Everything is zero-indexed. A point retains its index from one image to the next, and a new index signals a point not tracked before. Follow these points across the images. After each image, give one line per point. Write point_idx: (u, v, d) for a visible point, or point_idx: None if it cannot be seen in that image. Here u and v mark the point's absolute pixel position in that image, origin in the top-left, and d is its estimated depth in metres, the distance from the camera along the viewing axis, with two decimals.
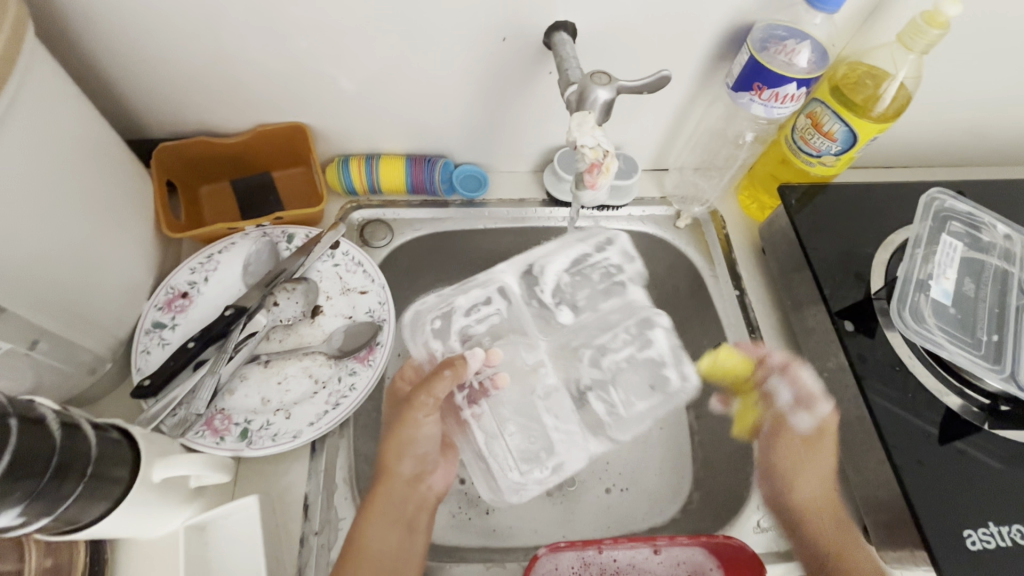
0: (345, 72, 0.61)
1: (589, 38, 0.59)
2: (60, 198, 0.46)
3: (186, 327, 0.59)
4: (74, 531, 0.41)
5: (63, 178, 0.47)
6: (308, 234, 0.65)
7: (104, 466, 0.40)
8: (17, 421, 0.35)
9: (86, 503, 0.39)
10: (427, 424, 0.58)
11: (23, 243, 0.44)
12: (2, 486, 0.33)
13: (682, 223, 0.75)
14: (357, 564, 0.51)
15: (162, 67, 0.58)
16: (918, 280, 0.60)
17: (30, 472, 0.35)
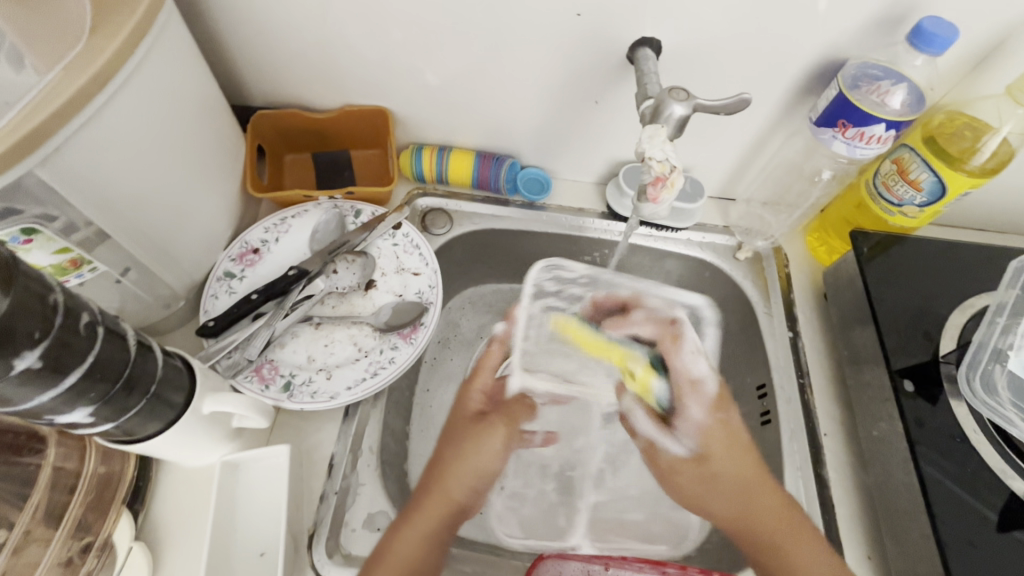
0: (432, 66, 0.64)
1: (674, 58, 0.59)
2: (169, 145, 0.52)
3: (253, 280, 0.63)
4: (129, 442, 0.45)
5: (174, 128, 0.52)
6: (374, 212, 0.68)
7: (164, 390, 0.44)
8: (104, 330, 0.39)
9: (142, 419, 0.43)
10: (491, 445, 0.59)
11: (133, 179, 0.49)
12: (82, 385, 0.37)
13: (742, 255, 0.73)
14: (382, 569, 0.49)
15: (272, 43, 0.63)
16: (997, 349, 0.56)
17: (106, 378, 0.38)
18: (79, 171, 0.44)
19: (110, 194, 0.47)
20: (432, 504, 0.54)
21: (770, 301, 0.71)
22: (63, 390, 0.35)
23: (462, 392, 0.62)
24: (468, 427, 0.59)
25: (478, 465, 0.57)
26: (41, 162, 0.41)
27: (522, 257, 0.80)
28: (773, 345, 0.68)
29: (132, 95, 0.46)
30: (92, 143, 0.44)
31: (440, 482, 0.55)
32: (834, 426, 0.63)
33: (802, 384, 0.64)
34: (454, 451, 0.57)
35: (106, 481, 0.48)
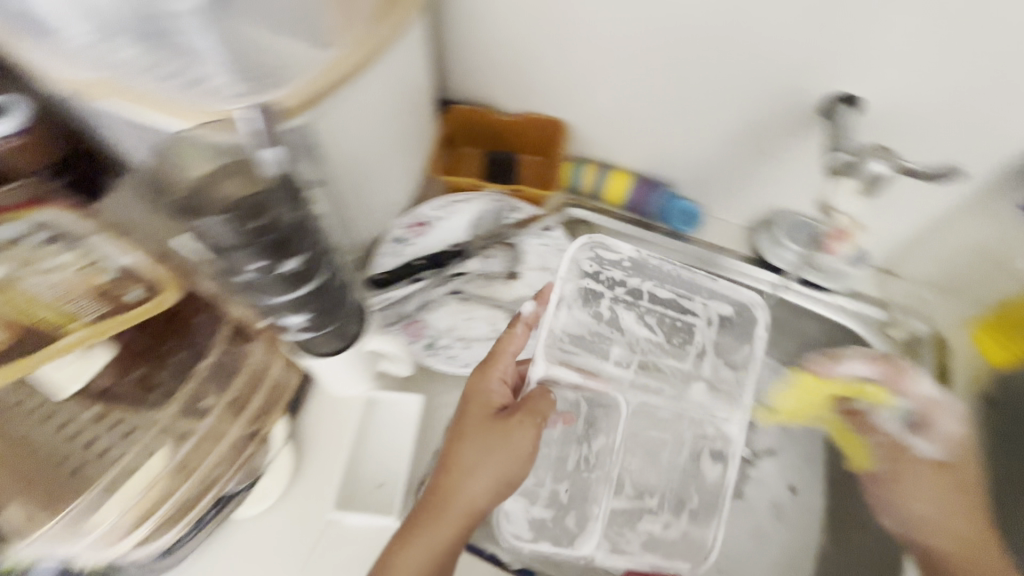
0: (625, 90, 0.68)
1: (874, 117, 0.58)
2: (392, 121, 0.60)
3: (416, 250, 0.69)
4: (311, 354, 0.53)
5: (399, 107, 0.60)
6: (532, 212, 0.73)
7: (347, 322, 0.51)
8: (331, 262, 0.45)
9: (326, 340, 0.50)
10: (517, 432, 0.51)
11: (364, 143, 0.57)
12: (309, 300, 0.44)
13: (896, 333, 0.70)
14: None
15: (478, 48, 0.70)
16: None
17: (324, 300, 0.45)
18: (333, 131, 0.52)
19: (344, 152, 0.55)
20: (447, 515, 0.48)
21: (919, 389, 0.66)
22: (294, 300, 0.43)
23: (481, 378, 0.55)
24: (484, 430, 0.50)
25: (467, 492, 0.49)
26: (314, 120, 0.50)
27: None
28: None
29: (384, 77, 0.55)
30: (348, 111, 0.52)
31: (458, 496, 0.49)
32: None
33: None
34: (442, 487, 0.49)
35: (276, 391, 0.56)
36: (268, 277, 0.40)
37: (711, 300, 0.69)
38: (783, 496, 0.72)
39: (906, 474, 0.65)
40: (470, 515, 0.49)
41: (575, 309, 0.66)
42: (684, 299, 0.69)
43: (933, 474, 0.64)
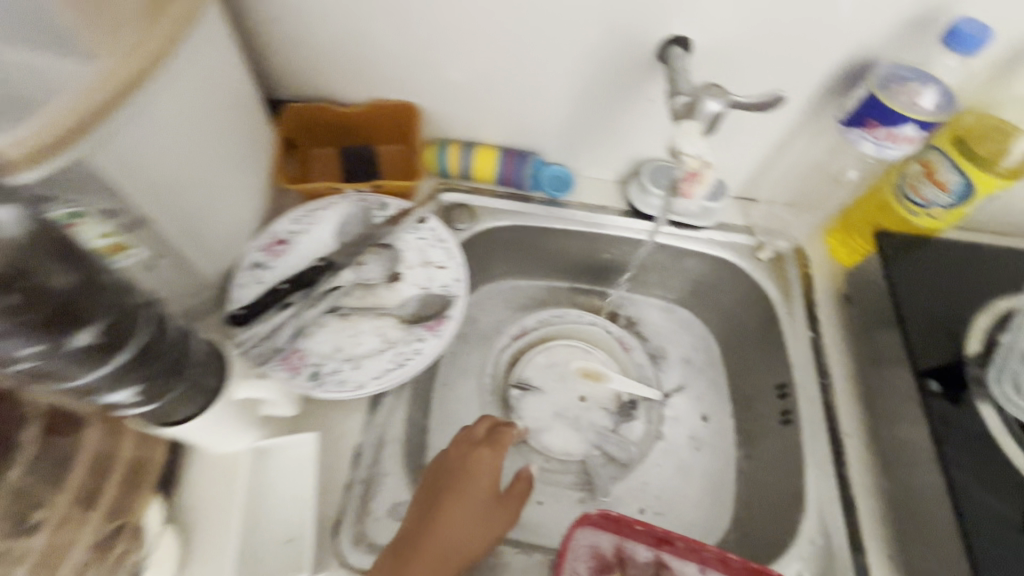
0: (466, 56, 0.65)
1: (705, 55, 0.58)
2: (205, 130, 0.53)
3: (280, 270, 0.63)
4: (169, 425, 0.46)
5: (207, 114, 0.53)
6: (400, 206, 0.69)
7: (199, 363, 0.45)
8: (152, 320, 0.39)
9: (180, 397, 0.44)
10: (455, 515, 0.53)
11: (175, 162, 0.50)
12: (131, 367, 0.38)
13: (762, 255, 0.74)
14: (463, 509, 0.54)
15: (302, 37, 0.64)
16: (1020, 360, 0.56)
17: (155, 361, 0.40)
18: (129, 155, 0.45)
19: (145, 177, 0.47)
20: (458, 522, 0.53)
21: (791, 302, 0.72)
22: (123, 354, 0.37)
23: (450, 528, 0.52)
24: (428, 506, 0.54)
25: (466, 513, 0.54)
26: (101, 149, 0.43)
27: (544, 253, 0.83)
28: (794, 347, 0.69)
29: (178, 83, 0.48)
30: (141, 128, 0.45)
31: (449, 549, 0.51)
32: (857, 427, 0.63)
33: (823, 384, 0.65)
34: (455, 520, 0.53)
35: (142, 467, 0.48)
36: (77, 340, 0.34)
37: (411, 275, 0.65)
38: (697, 425, 0.77)
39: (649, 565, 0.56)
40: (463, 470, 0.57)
41: (323, 328, 0.61)
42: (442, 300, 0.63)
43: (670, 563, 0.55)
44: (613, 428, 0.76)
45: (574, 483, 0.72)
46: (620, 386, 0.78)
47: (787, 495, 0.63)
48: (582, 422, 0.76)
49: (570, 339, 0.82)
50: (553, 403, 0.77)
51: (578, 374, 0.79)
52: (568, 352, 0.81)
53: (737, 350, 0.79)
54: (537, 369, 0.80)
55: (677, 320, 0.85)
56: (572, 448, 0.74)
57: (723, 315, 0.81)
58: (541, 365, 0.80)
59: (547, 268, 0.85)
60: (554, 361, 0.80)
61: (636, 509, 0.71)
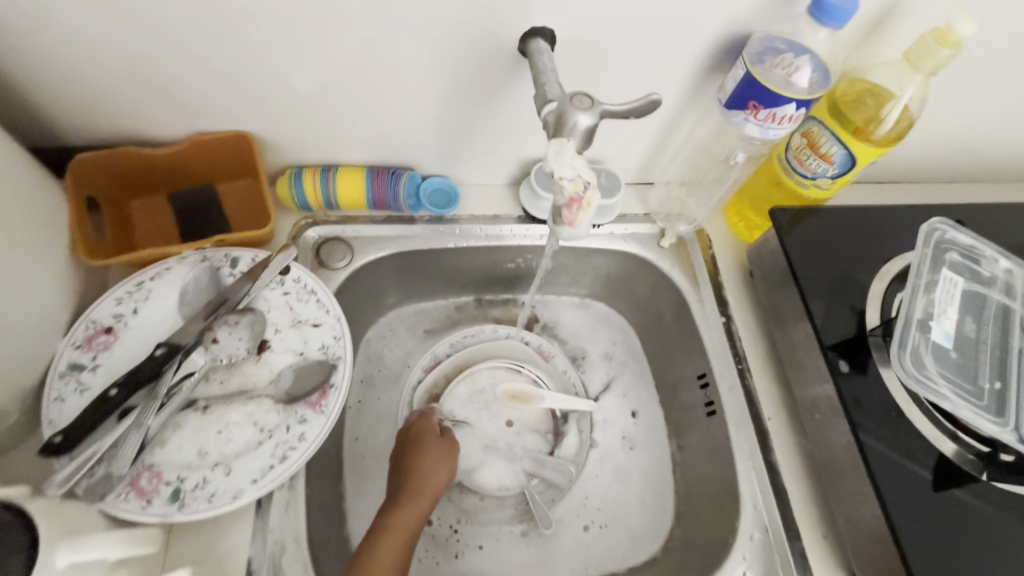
0: (298, 70, 0.54)
1: (569, 46, 0.53)
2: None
3: (111, 368, 0.51)
4: None
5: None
6: (254, 257, 0.58)
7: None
8: None
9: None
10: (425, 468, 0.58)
11: None
12: None
13: (666, 242, 0.71)
14: (429, 464, 0.59)
15: (79, 69, 0.51)
16: (919, 321, 0.53)
17: None
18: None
19: None
20: (426, 470, 0.57)
21: (701, 288, 0.70)
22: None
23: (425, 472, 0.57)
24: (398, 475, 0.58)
25: (435, 470, 0.58)
26: None
27: (441, 274, 0.75)
28: (709, 334, 0.67)
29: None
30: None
31: (424, 479, 0.57)
32: (777, 408, 0.63)
33: (741, 370, 0.64)
34: (425, 458, 0.59)
35: None
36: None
37: (282, 342, 0.55)
38: (628, 423, 0.75)
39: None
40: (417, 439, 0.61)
41: (179, 431, 0.50)
42: (322, 366, 0.53)
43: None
44: (544, 445, 0.72)
45: (516, 511, 0.69)
46: (551, 403, 0.74)
47: (723, 489, 0.62)
48: (514, 450, 0.71)
49: (489, 361, 0.76)
50: (480, 435, 0.72)
51: (505, 398, 0.74)
52: (489, 376, 0.75)
53: (657, 340, 0.76)
54: (458, 400, 0.73)
55: (593, 316, 0.82)
56: (506, 477, 0.70)
57: (638, 306, 0.78)
58: (462, 396, 0.73)
59: (449, 287, 0.78)
60: (476, 388, 0.74)
61: (581, 529, 0.68)
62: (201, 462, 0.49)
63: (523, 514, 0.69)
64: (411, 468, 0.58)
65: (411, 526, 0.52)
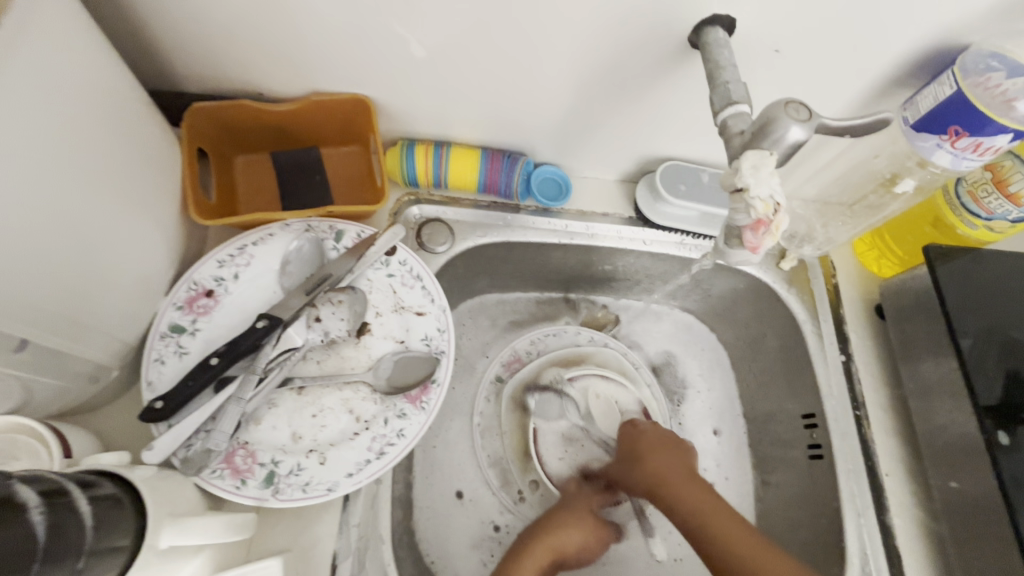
0: (433, 38, 0.49)
1: (743, 41, 0.46)
2: (59, 155, 0.35)
3: (210, 335, 0.49)
4: None
5: (60, 124, 0.35)
6: (360, 233, 0.54)
7: (106, 510, 0.33)
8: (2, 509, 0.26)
9: (85, 573, 0.30)
10: (578, 531, 0.57)
11: (10, 215, 0.32)
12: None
13: (786, 264, 0.65)
14: (573, 525, 0.58)
15: (203, 17, 0.47)
16: None
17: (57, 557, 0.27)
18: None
19: None
20: (569, 528, 0.57)
21: (820, 319, 0.63)
22: (32, 544, 0.26)
23: (570, 530, 0.57)
24: (561, 512, 0.59)
25: (579, 538, 0.57)
26: None
27: (530, 267, 0.70)
28: (826, 372, 0.61)
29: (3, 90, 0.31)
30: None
31: (564, 538, 0.56)
32: (895, 463, 0.57)
33: (858, 417, 0.59)
34: (571, 516, 0.58)
35: None
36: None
37: (382, 330, 0.52)
38: (710, 443, 0.70)
39: (637, 469, 0.57)
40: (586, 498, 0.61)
41: (273, 412, 0.48)
42: (425, 364, 0.50)
43: (657, 449, 0.57)
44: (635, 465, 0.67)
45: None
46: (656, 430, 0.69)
47: (824, 540, 0.57)
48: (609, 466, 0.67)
49: (587, 368, 0.71)
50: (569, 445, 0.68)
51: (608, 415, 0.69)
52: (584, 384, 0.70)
53: (753, 365, 0.71)
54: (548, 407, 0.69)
55: (683, 329, 0.76)
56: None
57: (736, 326, 0.72)
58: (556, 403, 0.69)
59: (537, 281, 0.73)
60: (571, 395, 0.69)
61: (654, 558, 0.64)
62: (296, 448, 0.46)
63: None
64: (554, 518, 0.58)
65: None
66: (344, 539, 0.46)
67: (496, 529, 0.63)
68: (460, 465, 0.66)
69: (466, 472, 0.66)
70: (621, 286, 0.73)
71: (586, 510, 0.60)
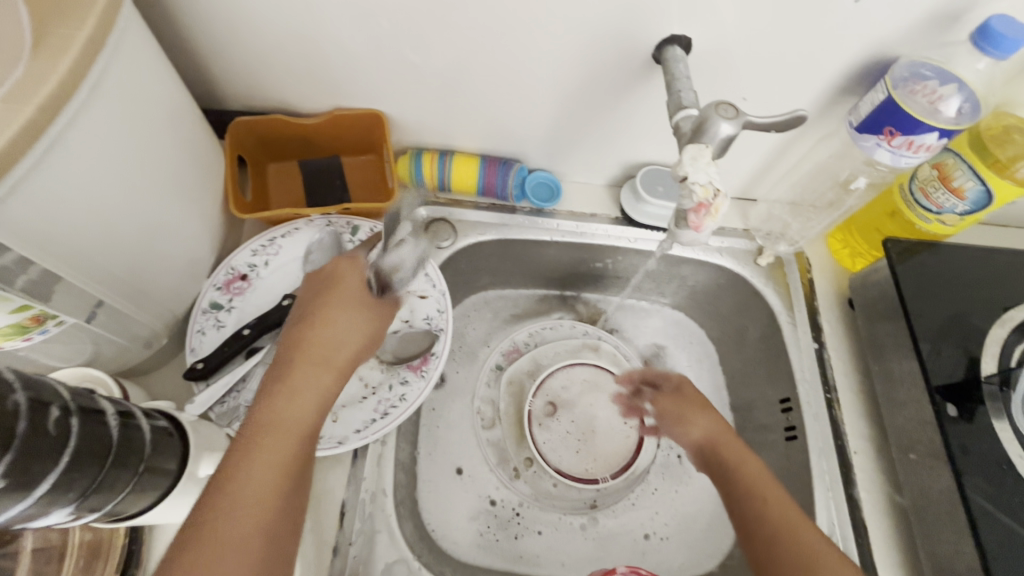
0: (436, 61, 0.57)
1: (701, 57, 0.53)
2: (133, 155, 0.44)
3: (243, 311, 0.57)
4: (129, 517, 0.39)
5: (138, 133, 0.44)
6: (373, 228, 0.62)
7: (162, 436, 0.40)
8: (90, 413, 0.33)
9: (141, 481, 0.37)
10: (343, 325, 0.47)
11: (95, 200, 0.41)
12: (98, 469, 0.33)
13: (763, 260, 0.70)
14: (323, 324, 0.46)
15: (247, 48, 0.56)
16: None
17: (123, 461, 0.35)
18: (40, 197, 0.37)
19: (67, 223, 0.39)
20: (319, 329, 0.46)
21: (794, 310, 0.68)
22: (108, 443, 0.34)
23: (312, 326, 0.46)
24: (313, 301, 0.48)
25: (343, 333, 0.47)
26: (8, 199, 0.35)
27: (529, 263, 0.77)
28: (799, 358, 0.65)
29: (100, 103, 0.40)
30: (54, 164, 0.37)
31: (323, 344, 0.46)
32: (864, 443, 0.60)
33: (829, 400, 0.62)
34: (325, 310, 0.47)
35: (95, 549, 0.44)
36: (72, 444, 0.30)
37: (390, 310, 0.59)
38: None
39: (694, 417, 0.54)
40: (353, 280, 0.49)
41: None
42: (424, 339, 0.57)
43: (709, 406, 0.55)
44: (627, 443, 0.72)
45: (578, 503, 0.70)
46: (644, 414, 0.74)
47: None
48: (596, 449, 0.71)
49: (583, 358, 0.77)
50: (567, 422, 0.72)
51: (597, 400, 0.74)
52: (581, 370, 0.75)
53: (737, 356, 0.75)
54: (544, 392, 0.74)
55: (671, 324, 0.81)
56: (582, 469, 0.70)
57: (721, 320, 0.77)
58: (553, 389, 0.74)
59: (535, 277, 0.79)
60: (567, 381, 0.75)
61: (642, 534, 0.69)
62: None
63: (583, 507, 0.70)
64: (302, 322, 0.47)
65: (306, 411, 0.42)
66: (352, 491, 0.53)
67: (493, 503, 0.69)
68: (460, 443, 0.72)
69: (465, 449, 0.71)
70: (612, 283, 0.79)
71: (353, 297, 0.48)
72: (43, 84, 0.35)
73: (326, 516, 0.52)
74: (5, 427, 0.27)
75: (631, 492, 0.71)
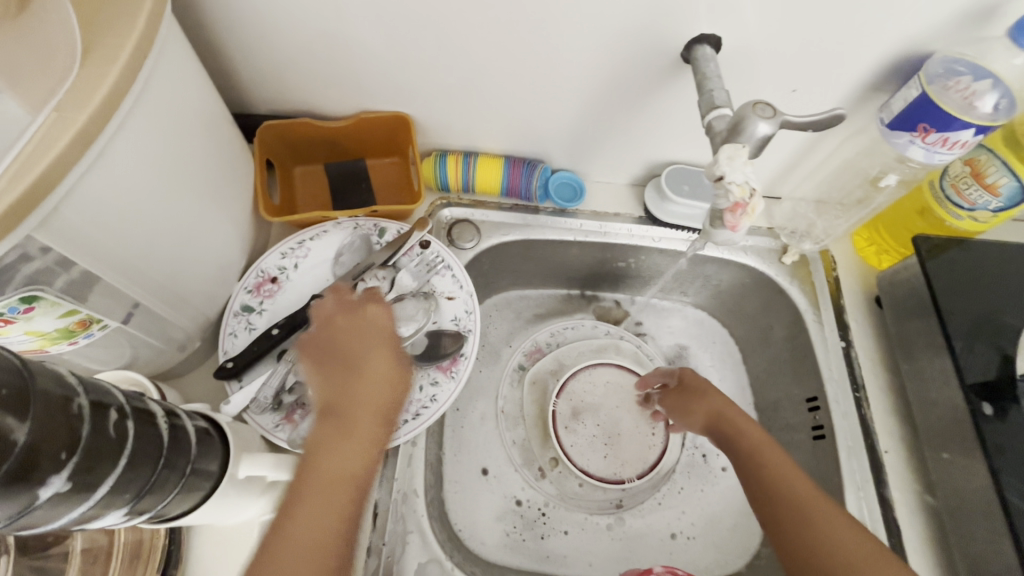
0: (463, 64, 0.57)
1: (730, 56, 0.53)
2: (172, 161, 0.45)
3: (273, 313, 0.57)
4: (173, 518, 0.40)
5: (177, 140, 0.45)
6: (400, 230, 0.62)
7: (203, 438, 0.41)
8: (143, 415, 0.34)
9: (186, 482, 0.38)
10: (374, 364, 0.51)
11: (138, 206, 0.42)
12: (151, 472, 0.33)
13: (788, 258, 0.69)
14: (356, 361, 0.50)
15: (277, 54, 0.57)
16: None
17: (172, 463, 0.35)
18: (88, 204, 0.38)
19: (111, 229, 0.40)
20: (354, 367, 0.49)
21: (821, 308, 0.67)
22: (159, 446, 0.34)
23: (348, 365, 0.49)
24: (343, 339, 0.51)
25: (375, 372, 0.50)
26: (58, 206, 0.35)
27: (551, 263, 0.77)
28: (827, 357, 0.65)
29: (144, 111, 0.40)
30: (100, 173, 0.38)
31: (357, 381, 0.49)
32: (895, 442, 0.60)
33: (858, 398, 0.62)
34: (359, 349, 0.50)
35: (138, 548, 0.45)
36: (129, 447, 0.31)
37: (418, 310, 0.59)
38: None
39: (695, 405, 0.59)
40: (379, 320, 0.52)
41: None
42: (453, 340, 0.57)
43: (705, 391, 0.60)
44: (649, 444, 0.72)
45: (605, 503, 0.70)
46: None
47: None
48: (620, 450, 0.72)
49: (607, 359, 0.77)
50: (592, 426, 0.73)
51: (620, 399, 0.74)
52: (603, 372, 0.76)
53: (762, 355, 0.75)
54: (568, 395, 0.74)
55: (694, 323, 0.81)
56: (610, 471, 0.71)
57: (744, 319, 0.77)
58: (576, 393, 0.74)
59: (557, 277, 0.80)
60: (590, 384, 0.75)
61: (668, 534, 0.68)
62: None
63: (609, 507, 0.70)
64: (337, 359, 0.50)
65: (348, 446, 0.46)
66: (384, 491, 0.53)
67: (518, 503, 0.69)
68: (485, 444, 0.72)
69: (491, 450, 0.72)
70: (634, 282, 0.79)
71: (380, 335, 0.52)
72: (91, 92, 0.36)
73: (359, 517, 0.52)
74: (70, 431, 0.27)
75: (655, 491, 0.71)
